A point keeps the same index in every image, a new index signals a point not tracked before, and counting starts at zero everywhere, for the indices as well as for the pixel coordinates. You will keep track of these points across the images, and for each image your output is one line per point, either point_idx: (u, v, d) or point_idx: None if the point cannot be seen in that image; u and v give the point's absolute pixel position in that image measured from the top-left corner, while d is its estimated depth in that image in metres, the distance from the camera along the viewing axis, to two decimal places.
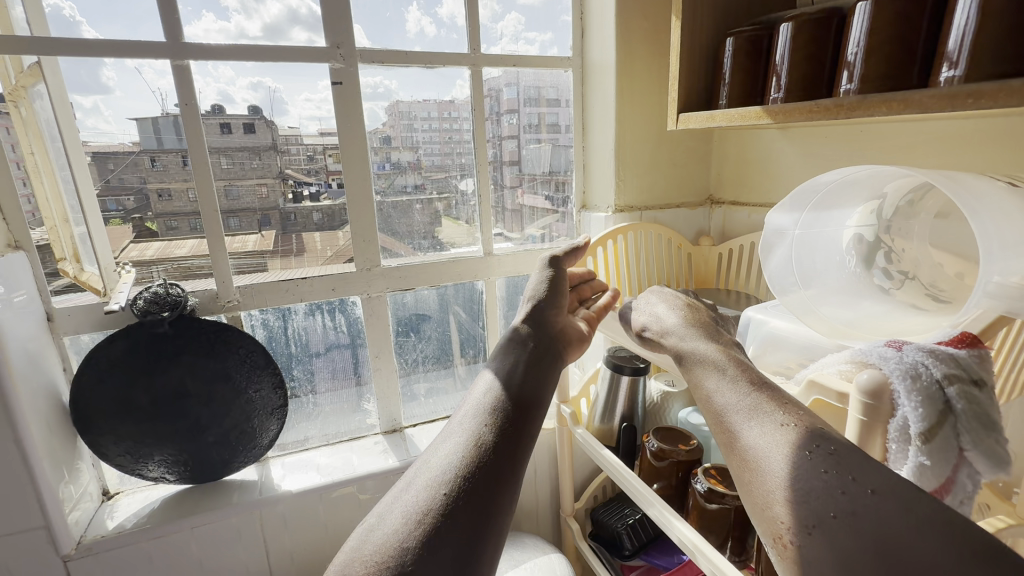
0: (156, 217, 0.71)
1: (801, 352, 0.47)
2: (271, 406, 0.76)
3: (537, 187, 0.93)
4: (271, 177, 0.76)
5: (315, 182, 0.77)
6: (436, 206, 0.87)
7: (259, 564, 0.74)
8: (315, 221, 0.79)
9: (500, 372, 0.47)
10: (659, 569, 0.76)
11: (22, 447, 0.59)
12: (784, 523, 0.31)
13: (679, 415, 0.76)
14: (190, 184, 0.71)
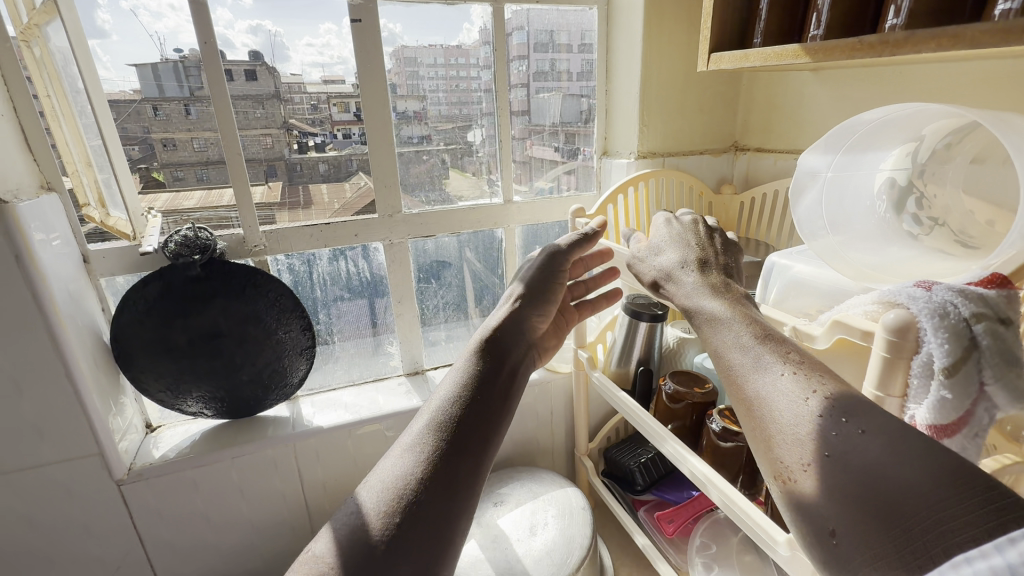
0: (162, 167, 0.71)
1: (827, 297, 0.48)
2: (301, 346, 0.79)
3: (547, 139, 0.90)
4: (276, 128, 0.74)
5: (320, 133, 0.76)
6: (444, 157, 0.85)
7: (295, 492, 0.79)
8: (321, 172, 0.78)
9: (470, 370, 0.46)
10: (670, 502, 0.82)
11: (73, 380, 0.62)
12: (784, 464, 0.33)
13: (695, 361, 0.78)
14: (194, 133, 0.71)
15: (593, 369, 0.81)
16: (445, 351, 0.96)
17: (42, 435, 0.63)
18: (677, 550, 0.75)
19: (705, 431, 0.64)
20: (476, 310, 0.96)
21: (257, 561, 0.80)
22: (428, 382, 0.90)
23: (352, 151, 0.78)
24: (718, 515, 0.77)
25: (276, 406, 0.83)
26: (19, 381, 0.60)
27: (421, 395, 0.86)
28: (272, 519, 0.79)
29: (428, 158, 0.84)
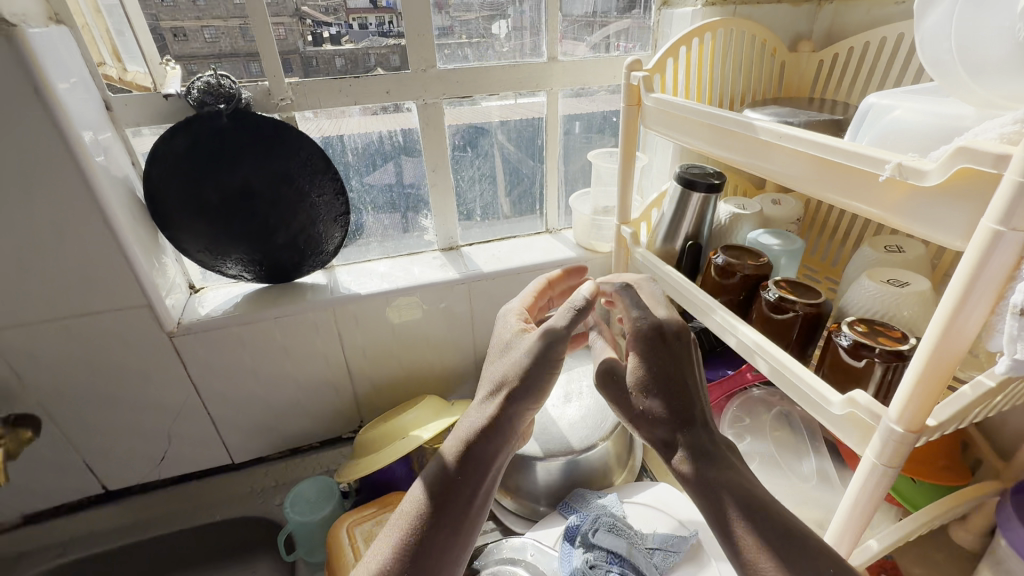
0: (176, 60, 0.69)
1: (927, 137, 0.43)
2: (335, 213, 0.77)
3: (580, 33, 0.82)
4: (287, 16, 0.69)
5: (335, 22, 0.71)
6: (467, 53, 0.78)
7: (337, 355, 0.82)
8: (338, 67, 0.73)
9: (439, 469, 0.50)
10: (704, 379, 0.82)
11: (113, 230, 0.62)
12: None
13: (748, 236, 0.73)
14: (203, 21, 0.68)
15: (635, 246, 0.77)
16: (482, 229, 0.94)
17: (92, 285, 0.64)
18: None
19: (757, 302, 0.62)
20: (506, 197, 0.93)
21: (305, 416, 0.85)
22: (463, 256, 0.89)
23: (369, 44, 0.73)
24: (751, 393, 0.77)
25: (313, 274, 0.84)
26: (60, 229, 0.60)
27: (457, 269, 0.85)
28: (316, 378, 0.82)
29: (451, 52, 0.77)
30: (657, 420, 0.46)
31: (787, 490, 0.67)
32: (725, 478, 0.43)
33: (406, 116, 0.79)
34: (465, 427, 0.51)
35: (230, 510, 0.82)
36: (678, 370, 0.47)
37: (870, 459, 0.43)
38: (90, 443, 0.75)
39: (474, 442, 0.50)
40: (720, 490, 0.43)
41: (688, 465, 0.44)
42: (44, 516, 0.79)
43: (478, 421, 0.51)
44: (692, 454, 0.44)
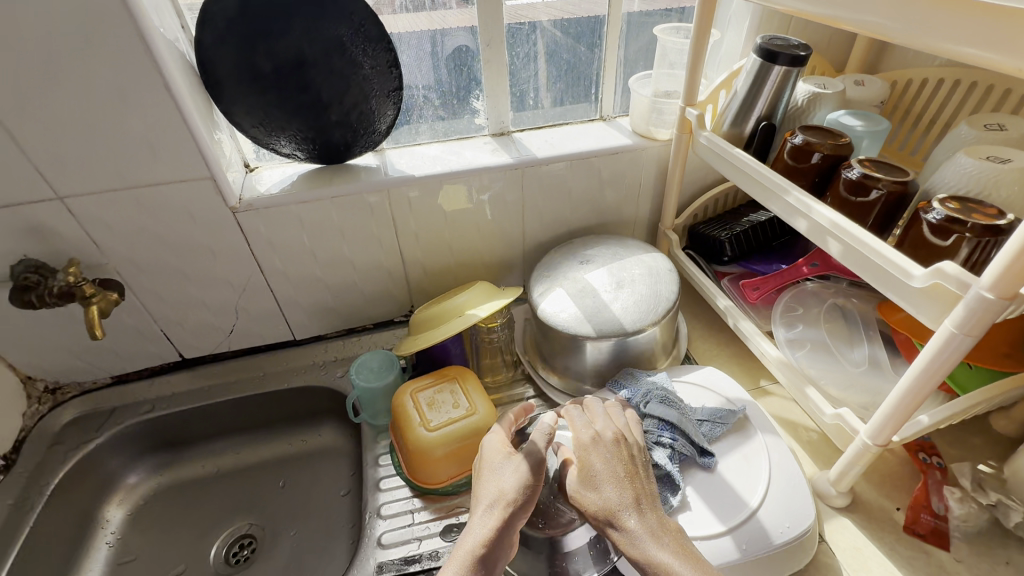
0: None
1: None
2: (388, 88, 0.74)
3: None
4: None
5: None
6: None
7: (391, 239, 0.83)
8: None
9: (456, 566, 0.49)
10: (756, 273, 0.82)
11: (172, 97, 0.61)
12: None
13: (829, 117, 0.68)
14: None
15: (701, 130, 0.73)
16: (536, 116, 0.91)
17: (158, 154, 0.65)
18: (758, 314, 0.78)
19: (834, 182, 0.59)
20: (546, 93, 0.90)
21: (360, 298, 0.89)
22: (515, 142, 0.86)
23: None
24: (803, 286, 0.78)
25: (364, 155, 0.82)
26: (121, 93, 0.59)
27: (510, 154, 0.83)
28: (371, 261, 0.84)
29: None
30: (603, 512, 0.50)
31: (837, 376, 0.68)
32: (658, 534, 0.48)
33: (468, 12, 0.78)
34: (495, 504, 0.54)
35: (295, 380, 0.88)
36: (634, 471, 0.53)
37: (949, 326, 0.43)
38: (165, 314, 0.80)
39: (506, 514, 0.53)
40: (647, 540, 0.48)
41: (626, 525, 0.49)
42: (131, 378, 0.87)
43: (500, 497, 0.54)
44: (634, 523, 0.48)
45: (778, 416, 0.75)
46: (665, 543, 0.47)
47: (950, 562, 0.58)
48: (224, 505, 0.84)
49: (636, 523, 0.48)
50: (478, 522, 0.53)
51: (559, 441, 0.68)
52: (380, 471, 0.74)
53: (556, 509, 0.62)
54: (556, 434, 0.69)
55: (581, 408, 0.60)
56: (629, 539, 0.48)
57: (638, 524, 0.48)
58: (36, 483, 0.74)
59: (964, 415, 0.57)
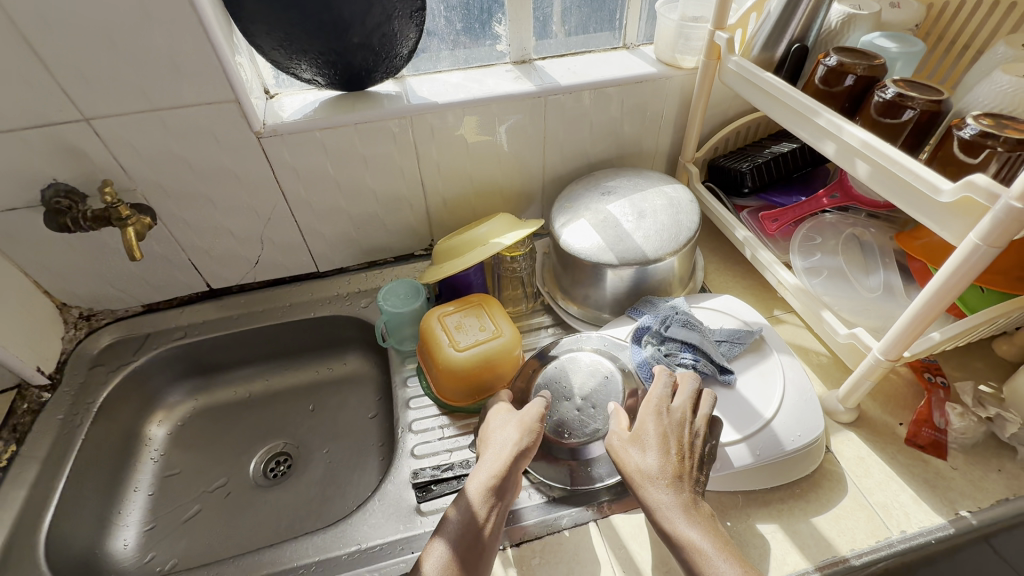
0: None
1: None
2: (411, 8, 0.72)
3: None
4: None
5: None
6: None
7: (413, 169, 0.83)
8: None
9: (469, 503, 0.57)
10: (776, 205, 0.83)
11: (196, 12, 0.60)
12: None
13: (863, 40, 0.67)
14: None
15: (730, 54, 0.71)
16: (558, 44, 0.89)
17: (182, 74, 0.64)
18: (776, 245, 0.80)
19: (866, 103, 0.59)
20: (560, 28, 0.88)
21: (382, 230, 0.90)
22: (538, 70, 0.84)
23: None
24: (823, 218, 0.80)
25: (384, 82, 0.81)
26: (145, 7, 0.58)
27: (532, 82, 0.81)
28: (393, 192, 0.85)
29: None
30: (643, 475, 0.54)
31: (852, 301, 0.70)
32: (688, 509, 0.51)
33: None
34: (504, 450, 0.60)
35: (320, 309, 0.90)
36: (686, 454, 0.56)
37: (973, 239, 0.45)
38: (193, 242, 0.82)
39: (514, 457, 0.59)
40: (674, 512, 0.51)
41: (656, 492, 0.53)
42: (161, 306, 0.89)
43: (510, 444, 0.60)
44: (667, 493, 0.52)
45: (790, 342, 0.77)
46: (693, 520, 0.51)
47: (946, 470, 0.63)
48: (258, 425, 0.88)
49: (669, 494, 0.52)
50: (490, 466, 0.59)
51: (576, 361, 0.72)
52: (409, 391, 0.78)
53: (580, 421, 0.67)
54: (573, 354, 0.73)
55: (671, 380, 0.62)
56: (656, 506, 0.52)
57: (669, 497, 0.52)
58: (83, 401, 0.78)
59: (969, 336, 0.60)
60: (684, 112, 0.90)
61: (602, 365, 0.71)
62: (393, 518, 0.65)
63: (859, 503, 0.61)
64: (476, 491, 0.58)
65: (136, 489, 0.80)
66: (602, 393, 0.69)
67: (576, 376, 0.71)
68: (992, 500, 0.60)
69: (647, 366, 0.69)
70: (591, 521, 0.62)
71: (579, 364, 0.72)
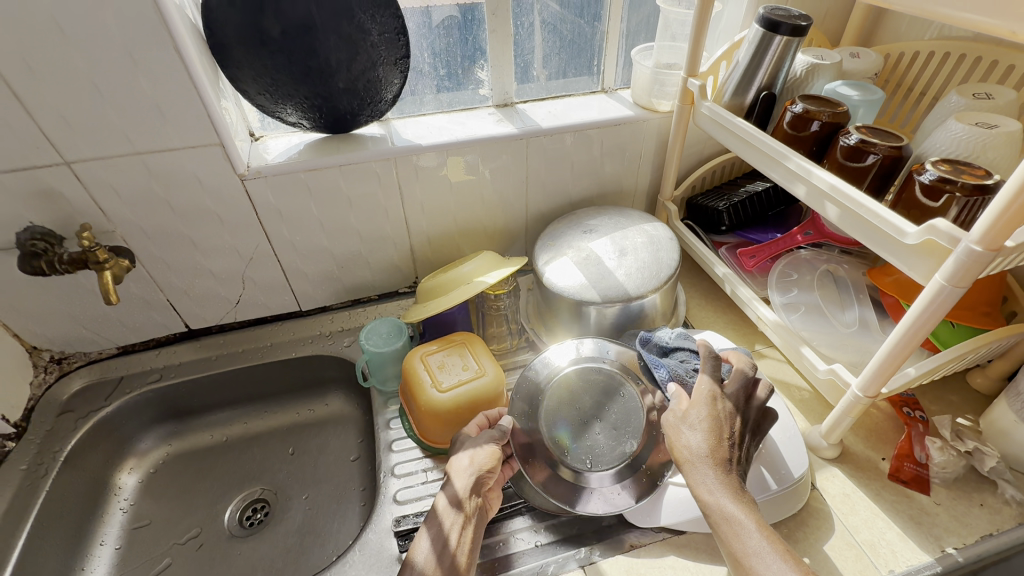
0: None
1: None
2: (396, 56, 0.74)
3: None
4: None
5: None
6: None
7: (397, 209, 0.84)
8: None
9: (437, 533, 0.58)
10: (752, 241, 0.85)
11: (183, 60, 0.61)
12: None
13: (826, 88, 0.71)
14: None
15: (702, 100, 0.75)
16: (539, 88, 0.92)
17: (167, 117, 0.65)
18: (754, 281, 0.82)
19: (832, 148, 0.62)
20: (542, 71, 0.91)
21: (365, 268, 0.90)
22: (520, 113, 0.87)
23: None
24: (799, 254, 0.82)
25: (369, 126, 0.83)
26: (133, 54, 0.59)
27: (514, 124, 0.84)
28: (378, 232, 0.85)
29: None
30: (695, 453, 0.54)
31: (829, 336, 0.72)
32: (735, 490, 0.52)
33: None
34: (467, 468, 0.62)
35: (302, 349, 0.89)
36: (734, 438, 0.56)
37: (938, 279, 0.46)
38: (173, 283, 0.81)
39: (474, 474, 0.61)
40: (720, 494, 0.51)
41: (703, 472, 0.53)
42: (137, 348, 0.87)
43: (472, 462, 0.62)
44: (716, 472, 0.53)
45: (772, 377, 0.78)
46: (738, 500, 0.51)
47: (930, 505, 0.63)
48: (234, 471, 0.85)
49: (715, 474, 0.53)
50: (454, 485, 0.61)
51: (593, 384, 0.70)
52: (392, 433, 0.76)
53: (603, 446, 0.65)
54: (595, 367, 0.71)
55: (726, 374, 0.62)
56: (703, 482, 0.52)
57: (716, 478, 0.53)
58: (49, 449, 0.74)
59: (946, 369, 0.61)
60: (661, 152, 0.93)
61: (618, 384, 0.70)
62: (375, 570, 0.62)
63: (847, 542, 0.60)
64: (445, 507, 0.60)
65: (103, 543, 0.76)
66: (622, 417, 0.67)
67: (594, 394, 0.70)
68: (977, 535, 0.60)
69: (670, 377, 0.66)
70: (578, 566, 0.61)
71: (597, 380, 0.71)
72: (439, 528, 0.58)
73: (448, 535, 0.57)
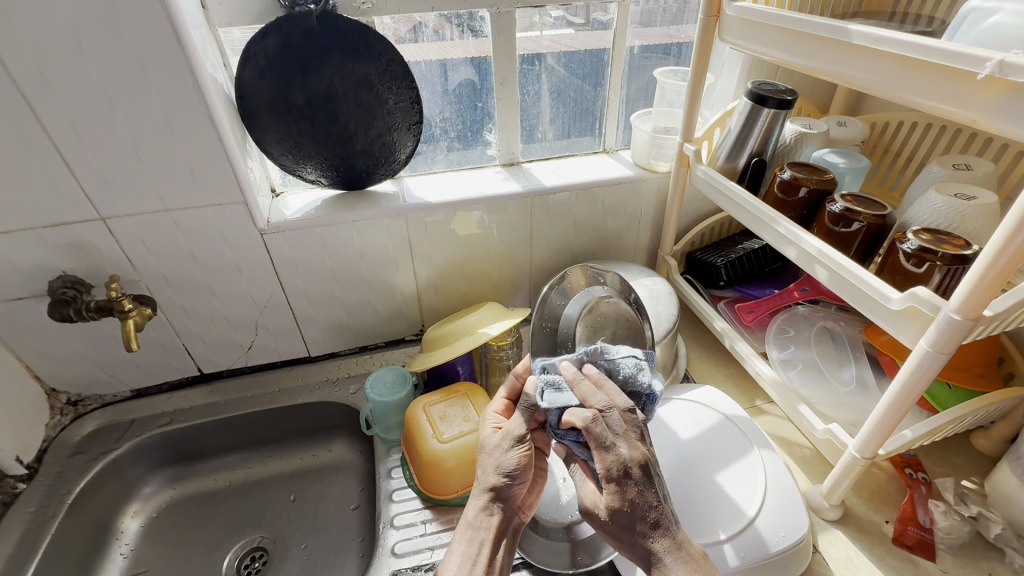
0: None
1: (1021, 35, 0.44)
2: (410, 121, 0.80)
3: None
4: None
5: None
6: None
7: (406, 260, 0.87)
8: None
9: (468, 546, 0.57)
10: (750, 297, 0.87)
11: (215, 127, 0.67)
12: None
13: (814, 155, 0.75)
14: None
15: (697, 164, 0.79)
16: (543, 147, 0.98)
17: (197, 178, 0.70)
18: (752, 336, 0.83)
19: (820, 214, 0.65)
20: (548, 129, 0.96)
21: (374, 316, 0.93)
22: (525, 172, 0.92)
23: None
24: (796, 310, 0.83)
25: (382, 183, 0.88)
26: (170, 122, 0.65)
27: (519, 183, 0.89)
28: (387, 282, 0.89)
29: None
30: (638, 539, 0.50)
31: (827, 394, 0.72)
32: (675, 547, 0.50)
33: (485, 41, 0.84)
34: (494, 479, 0.58)
35: (309, 395, 0.90)
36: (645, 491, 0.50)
37: (924, 345, 0.48)
38: (189, 329, 0.84)
39: (502, 484, 0.58)
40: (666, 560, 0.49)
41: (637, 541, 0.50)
42: (150, 391, 0.90)
43: (500, 472, 0.58)
44: (663, 553, 0.49)
45: (773, 434, 0.78)
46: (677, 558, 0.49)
47: (936, 572, 0.62)
48: (235, 517, 0.86)
49: (664, 546, 0.49)
50: (483, 499, 0.58)
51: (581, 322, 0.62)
52: (393, 482, 0.77)
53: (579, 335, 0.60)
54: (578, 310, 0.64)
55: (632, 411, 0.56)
56: (659, 561, 0.49)
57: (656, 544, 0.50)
58: (57, 492, 0.76)
59: (944, 431, 0.61)
60: (661, 209, 0.97)
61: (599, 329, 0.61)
62: None
63: None
64: (475, 516, 0.58)
65: None
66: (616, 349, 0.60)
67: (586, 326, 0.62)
68: None
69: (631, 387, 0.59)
70: None
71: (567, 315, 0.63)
72: (469, 541, 0.57)
73: (480, 549, 0.56)
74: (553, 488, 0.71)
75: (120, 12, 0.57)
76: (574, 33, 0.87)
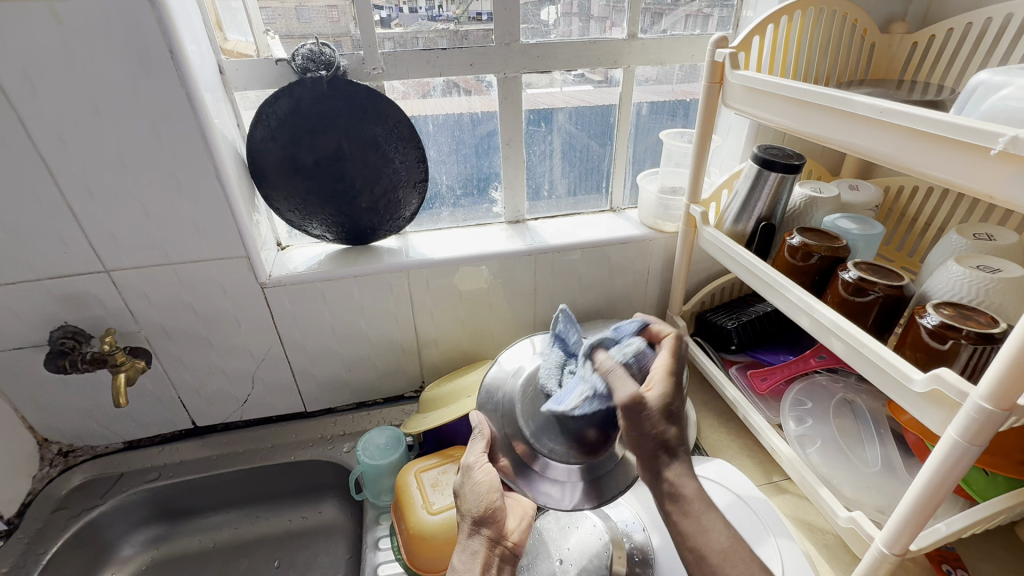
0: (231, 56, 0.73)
1: None
2: (415, 178, 0.81)
3: (619, 53, 0.84)
4: (331, 35, 0.75)
5: (385, 6, 0.74)
6: (483, 56, 0.79)
7: (407, 316, 0.86)
8: (382, 65, 0.76)
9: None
10: (763, 363, 0.83)
11: (223, 188, 0.68)
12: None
13: (826, 221, 0.73)
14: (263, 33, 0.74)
15: (704, 226, 0.77)
16: (547, 205, 0.98)
17: (202, 235, 0.71)
18: (766, 406, 0.78)
19: (832, 282, 0.62)
20: (555, 188, 0.97)
21: (373, 372, 0.91)
22: (530, 230, 0.92)
23: (419, 28, 0.77)
24: (814, 377, 0.79)
25: (387, 239, 0.88)
26: (179, 182, 0.67)
27: (524, 241, 0.88)
28: (387, 337, 0.87)
29: (472, 60, 0.79)
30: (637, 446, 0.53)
31: (850, 475, 0.67)
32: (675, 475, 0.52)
33: (492, 101, 0.85)
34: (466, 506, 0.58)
35: (301, 452, 0.87)
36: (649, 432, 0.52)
37: (951, 434, 0.43)
38: (186, 381, 0.83)
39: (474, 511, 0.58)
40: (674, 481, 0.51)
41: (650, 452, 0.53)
42: (142, 444, 0.88)
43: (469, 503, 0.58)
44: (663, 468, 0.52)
45: (793, 516, 0.72)
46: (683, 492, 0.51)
47: None
48: None
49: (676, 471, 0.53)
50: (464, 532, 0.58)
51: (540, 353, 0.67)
52: (379, 555, 0.72)
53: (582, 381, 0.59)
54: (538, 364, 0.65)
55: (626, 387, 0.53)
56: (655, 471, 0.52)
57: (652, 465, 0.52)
58: (33, 551, 0.74)
59: (987, 526, 0.54)
60: (669, 268, 0.95)
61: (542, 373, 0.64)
62: None
63: None
64: (463, 547, 0.57)
65: None
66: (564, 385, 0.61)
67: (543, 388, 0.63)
68: None
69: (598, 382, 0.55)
70: None
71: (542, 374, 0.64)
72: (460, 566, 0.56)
73: None
74: (548, 570, 0.64)
75: (139, 82, 0.60)
76: (592, 88, 0.88)
